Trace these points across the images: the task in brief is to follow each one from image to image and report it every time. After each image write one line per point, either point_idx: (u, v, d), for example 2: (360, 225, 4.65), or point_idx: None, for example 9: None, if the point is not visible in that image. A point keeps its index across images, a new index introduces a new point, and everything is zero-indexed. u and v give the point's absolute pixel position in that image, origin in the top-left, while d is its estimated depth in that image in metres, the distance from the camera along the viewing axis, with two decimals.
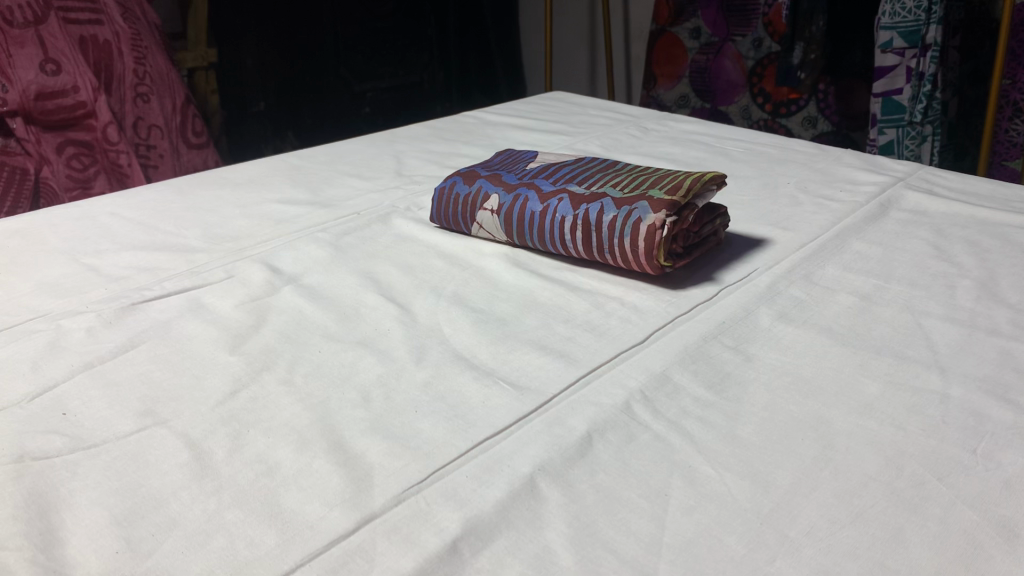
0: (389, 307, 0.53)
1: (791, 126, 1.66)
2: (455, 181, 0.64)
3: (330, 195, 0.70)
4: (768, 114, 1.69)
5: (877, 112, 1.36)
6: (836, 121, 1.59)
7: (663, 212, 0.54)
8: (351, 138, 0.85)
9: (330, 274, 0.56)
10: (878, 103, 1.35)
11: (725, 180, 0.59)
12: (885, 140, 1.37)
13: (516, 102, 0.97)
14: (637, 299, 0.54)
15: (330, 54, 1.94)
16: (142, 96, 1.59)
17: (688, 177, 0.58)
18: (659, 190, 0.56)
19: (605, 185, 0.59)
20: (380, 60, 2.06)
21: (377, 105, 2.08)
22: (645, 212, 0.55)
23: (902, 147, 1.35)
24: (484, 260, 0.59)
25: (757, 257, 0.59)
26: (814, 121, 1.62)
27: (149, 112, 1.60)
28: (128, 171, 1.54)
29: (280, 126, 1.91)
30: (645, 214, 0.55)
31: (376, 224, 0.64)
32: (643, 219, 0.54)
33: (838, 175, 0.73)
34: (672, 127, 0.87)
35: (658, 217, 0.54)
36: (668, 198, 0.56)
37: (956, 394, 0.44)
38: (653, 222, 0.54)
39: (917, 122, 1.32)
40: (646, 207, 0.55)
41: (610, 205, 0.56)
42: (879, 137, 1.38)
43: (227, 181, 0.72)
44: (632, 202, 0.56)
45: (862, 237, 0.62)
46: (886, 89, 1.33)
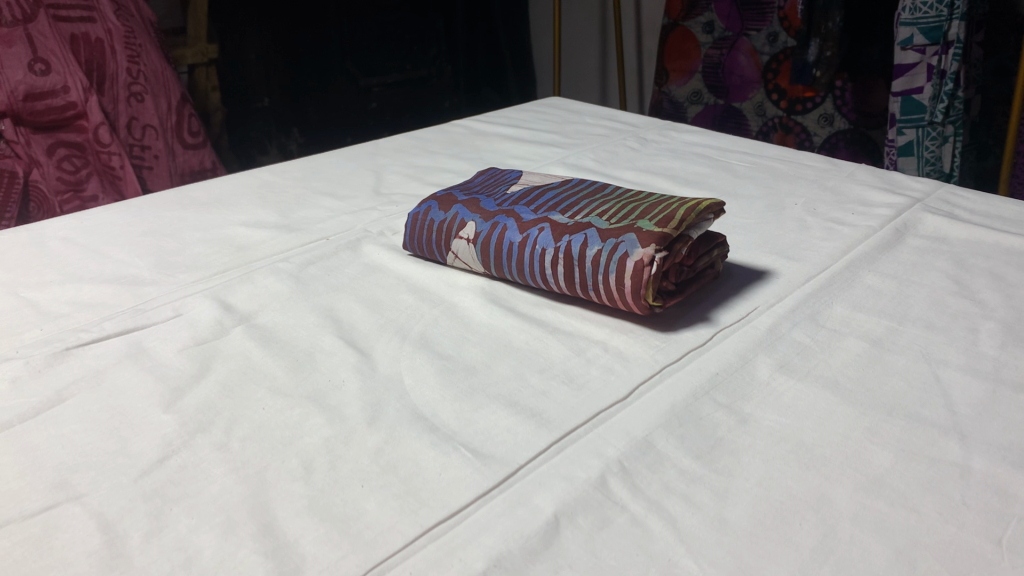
0: (347, 352, 0.48)
1: (807, 123, 1.58)
2: (430, 205, 0.59)
3: (300, 218, 0.65)
4: (783, 111, 1.61)
5: (896, 112, 1.30)
6: (854, 118, 1.51)
7: (652, 246, 0.49)
8: (330, 151, 0.80)
9: (287, 312, 0.51)
10: (898, 102, 1.29)
11: (722, 208, 0.53)
12: (904, 140, 1.30)
13: (510, 109, 0.91)
14: (622, 343, 0.49)
15: (334, 44, 1.85)
16: (137, 95, 1.55)
17: (682, 204, 0.53)
18: (649, 221, 0.51)
19: (589, 213, 0.54)
20: (387, 54, 1.98)
21: (384, 101, 2.01)
22: (633, 246, 0.49)
23: (921, 148, 1.29)
24: (458, 295, 0.54)
25: (758, 292, 0.54)
26: (830, 119, 1.54)
27: (143, 112, 1.55)
28: (121, 174, 1.49)
29: (286, 123, 1.85)
30: (632, 249, 0.49)
31: (344, 251, 0.59)
32: (630, 255, 0.49)
33: (851, 195, 0.68)
34: (674, 138, 0.81)
35: (647, 252, 0.49)
36: (658, 229, 0.50)
37: (978, 467, 0.39)
38: (641, 257, 0.49)
39: (938, 121, 1.25)
40: (634, 240, 0.50)
41: (594, 237, 0.51)
42: (898, 137, 1.31)
43: (191, 201, 0.68)
44: (619, 235, 0.50)
45: (874, 269, 0.56)
46: (906, 87, 1.27)
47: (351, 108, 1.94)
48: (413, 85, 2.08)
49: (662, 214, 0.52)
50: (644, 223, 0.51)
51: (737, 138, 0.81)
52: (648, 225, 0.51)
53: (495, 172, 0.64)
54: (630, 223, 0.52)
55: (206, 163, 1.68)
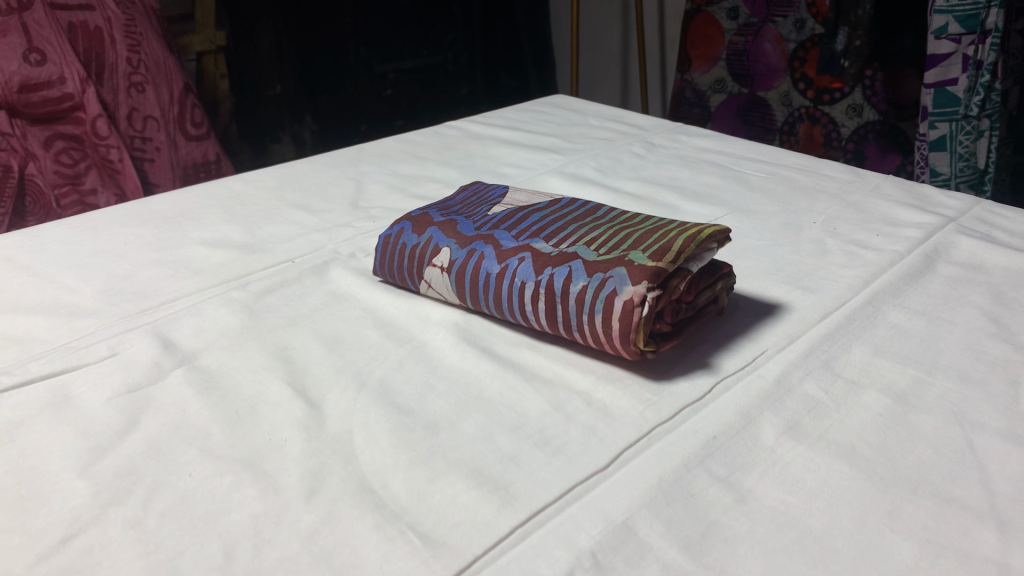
0: (295, 404, 0.42)
1: (835, 114, 1.49)
2: (403, 226, 0.53)
3: (267, 236, 0.59)
4: (810, 101, 1.53)
5: (928, 104, 1.21)
6: (884, 109, 1.42)
7: (643, 284, 0.42)
8: (312, 157, 0.74)
9: (235, 353, 0.46)
10: (930, 95, 1.20)
11: (726, 236, 0.47)
12: (936, 135, 1.22)
13: (510, 109, 0.85)
14: (608, 395, 0.43)
15: (350, 25, 1.76)
16: (137, 86, 1.43)
17: (680, 233, 0.47)
18: (643, 252, 0.45)
19: (577, 240, 0.48)
20: (403, 39, 1.88)
21: (399, 88, 1.91)
22: (623, 282, 0.43)
23: (954, 143, 1.20)
24: (429, 331, 0.48)
25: (767, 332, 0.48)
26: (859, 110, 1.45)
27: (144, 102, 1.43)
28: (119, 166, 1.38)
29: (299, 110, 1.74)
30: (622, 285, 0.43)
31: (309, 276, 0.54)
32: (619, 294, 0.43)
33: (876, 213, 0.61)
34: (684, 144, 0.75)
35: (639, 290, 0.42)
36: (651, 263, 0.44)
37: (1020, 565, 0.32)
38: (631, 297, 0.42)
39: (973, 115, 1.17)
40: (624, 275, 0.44)
41: (579, 270, 0.45)
42: (929, 132, 1.23)
43: (152, 215, 0.62)
44: (608, 269, 0.44)
45: (901, 305, 0.50)
46: (939, 79, 1.19)
47: (366, 92, 1.84)
48: (430, 71, 1.97)
49: (658, 244, 0.45)
50: (636, 255, 0.45)
51: (753, 143, 0.74)
52: (642, 258, 0.45)
53: (479, 189, 0.58)
54: (621, 254, 0.45)
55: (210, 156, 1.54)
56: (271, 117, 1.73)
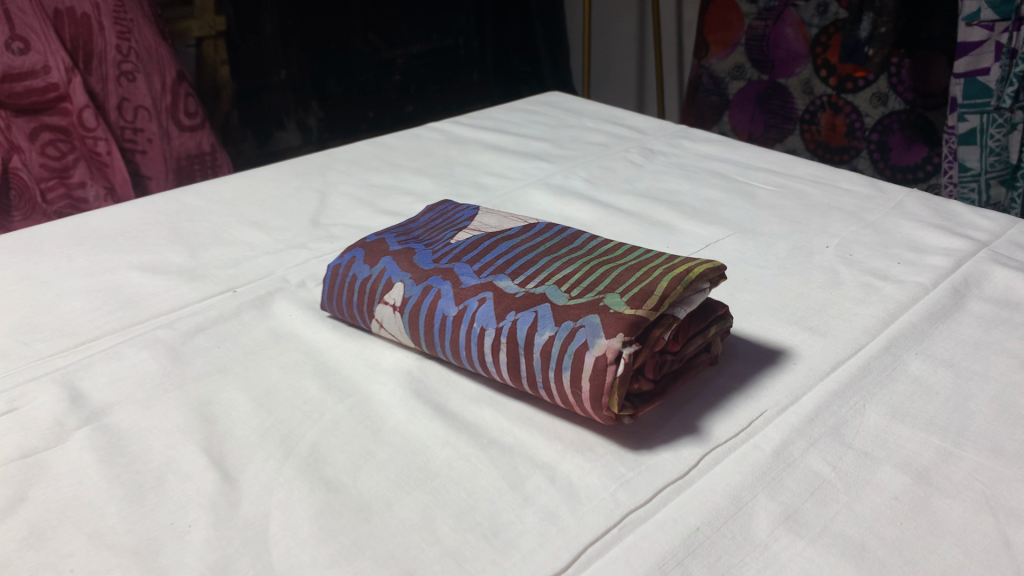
0: (208, 478, 0.36)
1: (859, 103, 1.39)
2: (355, 255, 0.47)
3: (212, 260, 0.53)
4: (832, 89, 1.42)
5: (957, 95, 1.13)
6: (911, 98, 1.32)
7: (619, 336, 0.36)
8: (277, 164, 0.68)
9: (150, 409, 0.40)
10: (959, 85, 1.12)
11: (720, 275, 0.40)
12: (966, 127, 1.13)
13: (498, 109, 0.78)
14: (575, 467, 0.36)
15: (356, 11, 1.67)
16: (128, 74, 1.20)
17: (666, 271, 0.40)
18: (621, 296, 0.38)
19: (547, 279, 0.41)
20: (412, 22, 1.78)
21: (409, 72, 1.82)
22: (596, 334, 0.36)
23: (985, 137, 1.12)
24: (376, 380, 0.42)
25: (767, 387, 0.41)
26: (884, 99, 1.35)
27: (135, 90, 1.21)
28: (109, 162, 1.17)
29: (305, 95, 1.65)
30: (594, 339, 0.36)
31: (249, 310, 0.47)
32: (590, 348, 0.36)
33: (898, 236, 0.54)
34: (686, 151, 0.68)
35: (614, 344, 0.36)
36: (630, 310, 0.37)
37: None
38: (604, 352, 0.36)
39: (1005, 107, 1.08)
40: (598, 325, 0.37)
41: (546, 318, 0.38)
42: (958, 124, 1.14)
43: (90, 234, 0.56)
44: (579, 318, 0.38)
45: (924, 352, 0.43)
46: (969, 68, 1.11)
47: (373, 79, 1.75)
48: (440, 56, 1.87)
49: (639, 286, 0.39)
50: (613, 299, 0.38)
51: (762, 150, 0.67)
52: (619, 304, 0.38)
53: (446, 210, 0.51)
54: (596, 298, 0.39)
55: (205, 147, 1.30)
56: (278, 105, 1.62)
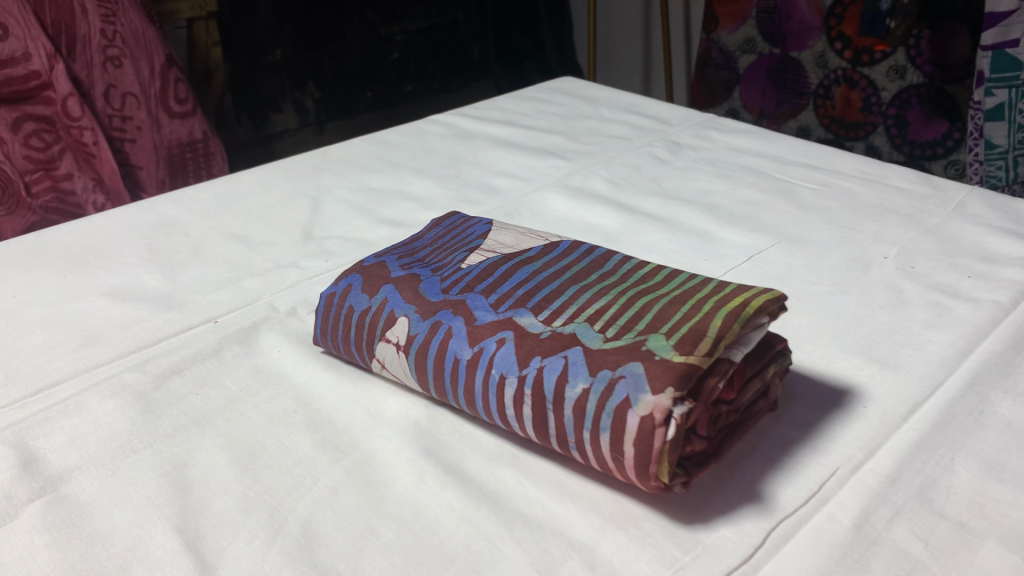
0: (179, 567, 0.30)
1: (875, 77, 1.29)
2: (353, 281, 0.41)
3: (191, 283, 0.47)
4: (847, 62, 1.32)
5: (984, 69, 1.03)
6: (930, 71, 1.22)
7: (669, 393, 0.29)
8: (265, 166, 0.61)
9: (113, 477, 0.34)
10: (986, 58, 1.02)
11: (781, 307, 0.34)
12: (993, 103, 1.03)
13: (507, 98, 0.72)
14: (619, 549, 0.30)
15: None
16: (114, 60, 1.09)
17: (719, 304, 0.34)
18: (667, 337, 0.32)
19: (576, 315, 0.35)
20: None
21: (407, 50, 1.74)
22: (641, 388, 0.30)
23: (1014, 112, 1.02)
24: (379, 434, 0.36)
25: (836, 438, 0.35)
26: (902, 72, 1.25)
27: (122, 78, 1.09)
28: (95, 153, 1.06)
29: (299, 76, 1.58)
30: (637, 393, 0.30)
31: (232, 346, 0.41)
32: (633, 406, 0.30)
33: (964, 245, 0.48)
34: (717, 144, 0.62)
35: (663, 401, 0.29)
36: (679, 356, 0.31)
37: None
38: (651, 412, 0.30)
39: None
40: (641, 375, 0.31)
41: (578, 365, 0.32)
42: (984, 99, 1.04)
43: (56, 253, 0.50)
44: (618, 366, 0.31)
45: (1014, 390, 0.37)
46: (998, 39, 1.01)
47: (370, 58, 1.68)
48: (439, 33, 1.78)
49: (689, 325, 0.32)
50: (656, 341, 0.32)
51: (801, 142, 0.61)
52: (667, 349, 0.31)
53: (458, 226, 0.45)
54: (636, 340, 0.33)
55: (198, 134, 1.19)
56: (272, 85, 1.55)
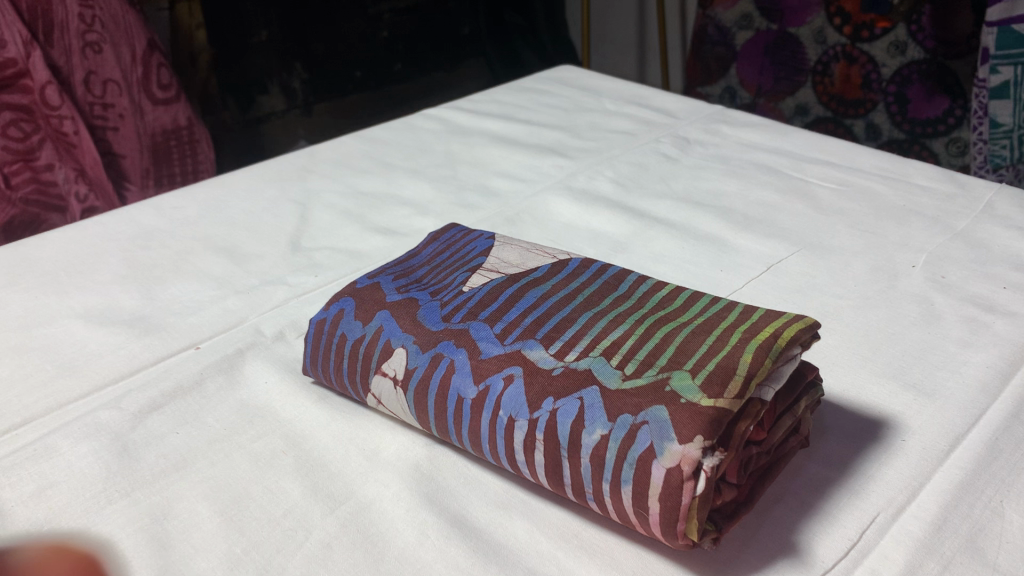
0: None
1: (875, 54, 1.16)
2: (344, 305, 0.38)
3: (172, 303, 0.44)
4: (846, 38, 1.18)
5: (989, 45, 0.97)
6: (932, 47, 1.10)
7: (697, 443, 0.27)
8: (250, 168, 0.58)
9: (84, 535, 0.31)
10: (991, 34, 0.97)
11: (815, 337, 0.31)
12: (998, 81, 0.98)
13: (504, 89, 0.68)
14: None
15: None
16: (93, 45, 0.99)
17: (748, 336, 0.31)
18: (693, 377, 0.29)
19: (591, 348, 0.32)
20: None
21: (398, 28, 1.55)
22: (667, 435, 0.27)
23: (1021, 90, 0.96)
24: (375, 480, 0.33)
25: (873, 477, 0.32)
26: (902, 48, 1.13)
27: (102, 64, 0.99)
28: (77, 142, 0.96)
29: (287, 55, 1.42)
30: (662, 441, 0.27)
31: (215, 377, 0.38)
32: (658, 458, 0.27)
33: (996, 250, 0.45)
34: (727, 139, 0.58)
35: (691, 452, 0.27)
36: (707, 399, 0.28)
37: None
38: (679, 463, 0.27)
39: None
40: (666, 420, 0.28)
41: (595, 407, 0.29)
42: (989, 77, 0.99)
43: (25, 270, 0.47)
44: (640, 412, 0.28)
45: None
46: (1003, 15, 0.95)
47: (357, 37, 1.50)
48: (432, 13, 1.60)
49: (715, 360, 0.30)
50: (680, 380, 0.29)
51: (816, 136, 0.58)
52: (694, 391, 0.28)
53: (458, 240, 0.42)
54: (659, 379, 0.30)
55: (182, 121, 1.09)
56: (259, 67, 1.39)
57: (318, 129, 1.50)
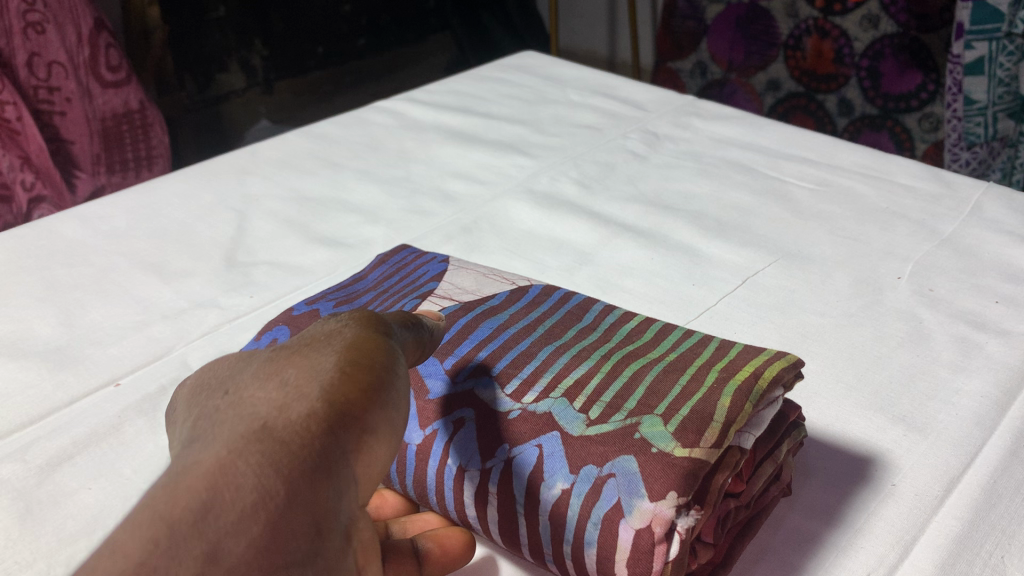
0: None
1: (847, 27, 1.12)
2: (278, 333, 0.34)
3: (91, 332, 0.40)
4: (818, 11, 1.14)
5: (964, 20, 0.90)
6: (905, 20, 1.06)
7: (672, 500, 0.24)
8: (185, 170, 0.53)
9: None
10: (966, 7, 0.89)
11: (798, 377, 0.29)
12: (972, 56, 0.91)
13: (459, 78, 0.64)
14: None
15: None
16: (36, 25, 0.89)
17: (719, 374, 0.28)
18: (665, 424, 0.26)
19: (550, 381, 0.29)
20: None
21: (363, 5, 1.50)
22: (638, 490, 0.25)
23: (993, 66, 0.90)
24: None
25: (863, 531, 0.29)
26: (875, 21, 1.09)
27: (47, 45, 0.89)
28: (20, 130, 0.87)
29: (246, 31, 1.35)
30: (632, 498, 0.25)
31: (135, 420, 0.35)
32: (628, 518, 0.25)
33: (986, 259, 0.42)
34: (698, 134, 0.55)
35: (664, 511, 0.24)
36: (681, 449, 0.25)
37: None
38: (650, 526, 0.24)
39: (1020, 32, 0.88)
40: (634, 472, 0.26)
41: (556, 458, 0.27)
42: (963, 52, 0.92)
43: None
44: (608, 464, 0.26)
45: None
46: None
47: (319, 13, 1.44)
48: None
49: (681, 407, 0.27)
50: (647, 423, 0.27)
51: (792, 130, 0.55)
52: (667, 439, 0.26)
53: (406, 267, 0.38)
54: (627, 426, 0.27)
55: (134, 104, 0.98)
56: (216, 44, 1.31)
57: (279, 108, 1.44)
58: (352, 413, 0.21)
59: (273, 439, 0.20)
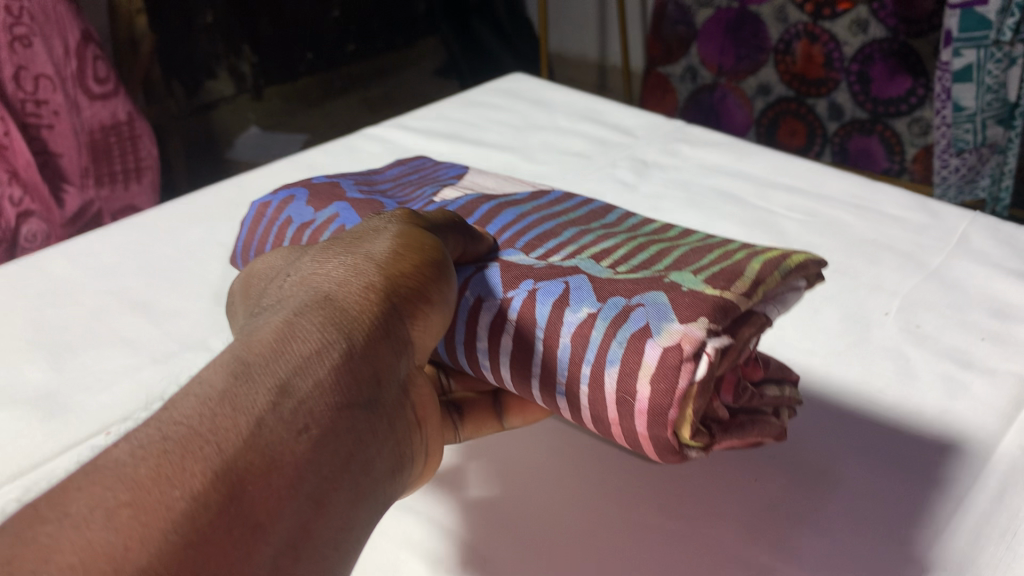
0: None
1: (837, 32, 1.12)
2: (295, 194, 0.44)
3: (81, 377, 0.40)
4: (808, 16, 1.14)
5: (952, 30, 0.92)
6: (894, 25, 1.05)
7: (702, 320, 0.29)
8: (173, 200, 0.53)
9: None
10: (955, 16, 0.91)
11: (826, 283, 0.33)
12: (961, 67, 0.93)
13: (449, 103, 0.64)
14: None
15: None
16: (22, 39, 0.87)
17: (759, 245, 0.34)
18: (695, 274, 0.32)
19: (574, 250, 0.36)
20: None
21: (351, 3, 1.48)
22: (669, 315, 0.30)
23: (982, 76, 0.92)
24: None
25: None
26: (864, 26, 1.08)
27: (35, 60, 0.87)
28: (9, 145, 0.86)
29: (234, 37, 1.34)
30: (659, 321, 0.30)
31: None
32: (658, 338, 0.29)
33: (972, 293, 0.42)
34: (686, 161, 0.55)
35: (694, 333, 0.29)
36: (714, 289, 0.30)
37: None
38: (679, 341, 0.29)
39: (1007, 41, 0.90)
40: (662, 304, 0.30)
41: (585, 291, 0.32)
42: (951, 61, 0.93)
43: None
44: (637, 294, 0.31)
45: None
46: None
47: (306, 14, 1.43)
48: None
49: (714, 263, 0.33)
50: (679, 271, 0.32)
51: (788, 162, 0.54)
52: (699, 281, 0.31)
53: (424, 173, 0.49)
54: (656, 275, 0.33)
55: (122, 115, 0.99)
56: (204, 50, 1.30)
57: (267, 114, 1.44)
58: (403, 293, 0.29)
59: (338, 306, 0.27)
